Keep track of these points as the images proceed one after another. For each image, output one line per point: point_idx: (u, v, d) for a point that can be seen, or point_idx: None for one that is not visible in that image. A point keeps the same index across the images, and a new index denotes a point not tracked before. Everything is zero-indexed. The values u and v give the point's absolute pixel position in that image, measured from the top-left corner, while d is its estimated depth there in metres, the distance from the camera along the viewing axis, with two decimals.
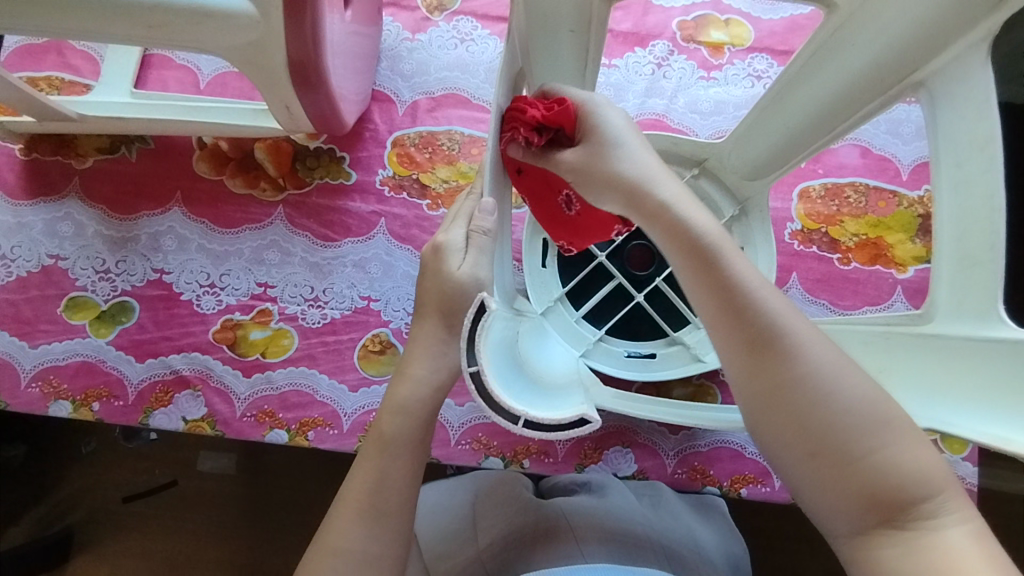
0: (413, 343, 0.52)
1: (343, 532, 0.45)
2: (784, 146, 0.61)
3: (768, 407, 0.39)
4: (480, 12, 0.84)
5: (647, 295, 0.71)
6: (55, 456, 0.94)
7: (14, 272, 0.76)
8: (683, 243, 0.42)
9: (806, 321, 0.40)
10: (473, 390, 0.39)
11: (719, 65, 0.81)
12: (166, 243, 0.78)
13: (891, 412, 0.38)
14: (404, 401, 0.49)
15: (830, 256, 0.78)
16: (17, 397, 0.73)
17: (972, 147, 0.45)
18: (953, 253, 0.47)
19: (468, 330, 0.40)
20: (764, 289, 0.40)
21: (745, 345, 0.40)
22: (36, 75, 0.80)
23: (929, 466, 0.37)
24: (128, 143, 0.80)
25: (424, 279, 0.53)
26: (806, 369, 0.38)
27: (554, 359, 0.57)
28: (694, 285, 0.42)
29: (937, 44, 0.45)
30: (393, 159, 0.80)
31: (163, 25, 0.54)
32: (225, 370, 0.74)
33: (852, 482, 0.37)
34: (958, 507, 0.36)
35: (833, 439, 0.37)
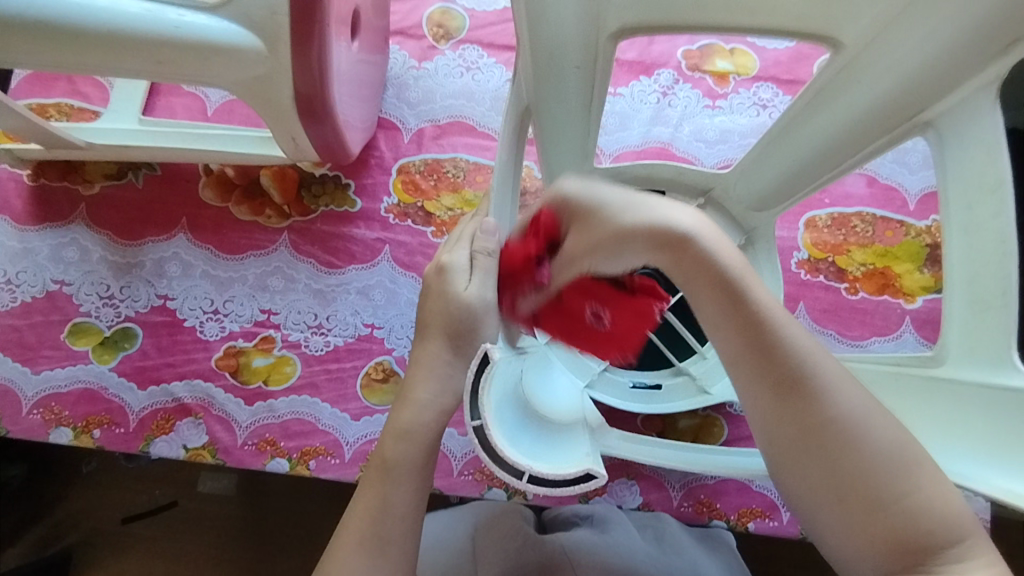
0: (415, 365, 0.49)
1: (344, 564, 0.44)
2: (786, 183, 0.61)
3: (799, 447, 0.37)
4: (486, 41, 0.84)
5: (651, 325, 0.70)
6: (55, 478, 0.93)
7: (19, 297, 0.76)
8: (710, 278, 0.39)
9: (833, 360, 0.39)
10: (476, 444, 0.39)
11: (725, 94, 0.82)
12: (171, 269, 0.78)
13: (919, 454, 0.37)
14: (406, 426, 0.47)
15: (837, 286, 0.77)
16: (19, 424, 0.73)
17: (981, 189, 0.44)
18: (964, 292, 0.46)
19: (471, 383, 0.40)
20: (794, 329, 0.39)
21: (775, 385, 0.38)
22: (45, 102, 0.80)
23: (953, 510, 0.36)
24: (136, 169, 0.80)
25: (427, 305, 0.51)
26: (835, 412, 0.37)
27: (561, 398, 0.56)
28: (721, 325, 0.39)
29: (944, 86, 0.45)
30: (398, 187, 0.80)
31: (173, 60, 0.54)
32: (227, 398, 0.74)
33: (880, 523, 0.36)
34: (980, 550, 0.36)
35: (862, 480, 0.36)
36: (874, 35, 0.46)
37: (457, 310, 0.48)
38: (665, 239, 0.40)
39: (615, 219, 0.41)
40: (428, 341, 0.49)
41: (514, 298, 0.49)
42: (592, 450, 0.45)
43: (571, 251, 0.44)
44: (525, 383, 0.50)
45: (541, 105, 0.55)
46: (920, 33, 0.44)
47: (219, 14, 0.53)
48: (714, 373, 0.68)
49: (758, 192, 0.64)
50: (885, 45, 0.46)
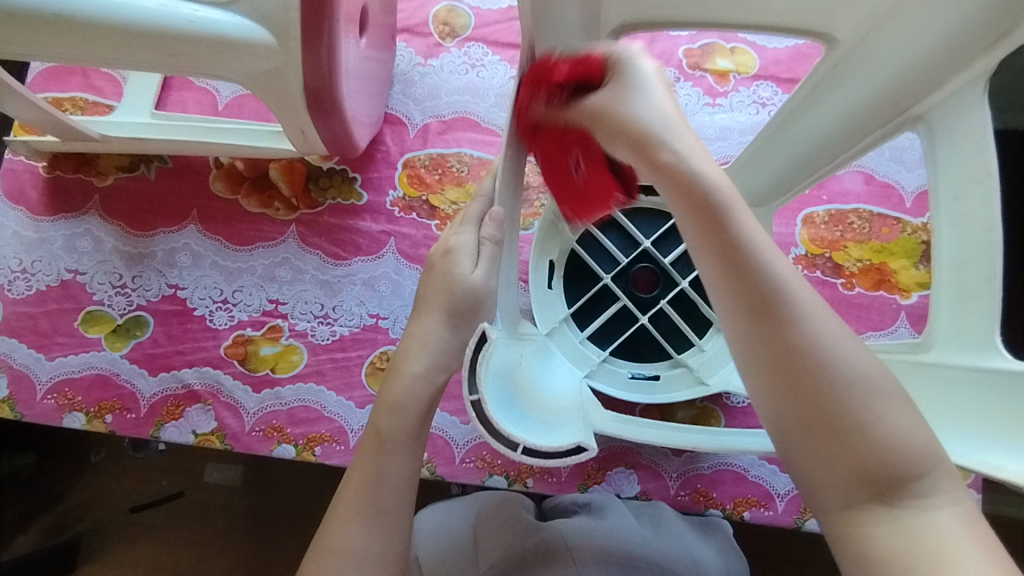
0: (410, 339, 0.51)
1: (346, 535, 0.46)
2: (785, 176, 0.62)
3: (769, 370, 0.38)
4: (491, 38, 0.86)
5: (650, 317, 0.72)
6: (66, 465, 0.95)
7: (34, 285, 0.78)
8: (689, 194, 0.40)
9: (813, 291, 0.39)
10: (473, 418, 0.41)
11: (725, 92, 0.83)
12: (181, 260, 0.80)
13: (890, 385, 0.37)
14: (399, 400, 0.49)
15: (833, 281, 0.78)
16: (33, 408, 0.75)
17: (968, 180, 0.46)
18: (951, 283, 0.47)
19: (470, 359, 0.41)
20: (770, 252, 0.39)
21: (746, 308, 0.38)
22: (60, 96, 0.82)
23: (924, 447, 0.36)
24: (148, 162, 0.82)
25: (430, 281, 0.53)
26: (809, 339, 0.37)
27: (553, 381, 0.58)
28: (700, 243, 0.40)
29: (931, 80, 0.46)
30: (403, 181, 0.82)
31: (186, 54, 0.56)
32: (235, 385, 0.76)
33: (846, 452, 0.36)
34: (948, 488, 0.36)
35: (830, 408, 0.36)
36: (866, 31, 0.48)
37: (460, 292, 0.51)
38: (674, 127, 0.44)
39: (621, 115, 0.44)
40: (426, 315, 0.52)
41: (533, 97, 0.49)
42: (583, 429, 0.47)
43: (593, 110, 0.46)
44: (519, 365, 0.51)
45: None
46: (912, 28, 0.45)
47: (232, 9, 0.55)
48: (712, 364, 0.70)
49: (756, 186, 0.65)
50: (878, 41, 0.47)
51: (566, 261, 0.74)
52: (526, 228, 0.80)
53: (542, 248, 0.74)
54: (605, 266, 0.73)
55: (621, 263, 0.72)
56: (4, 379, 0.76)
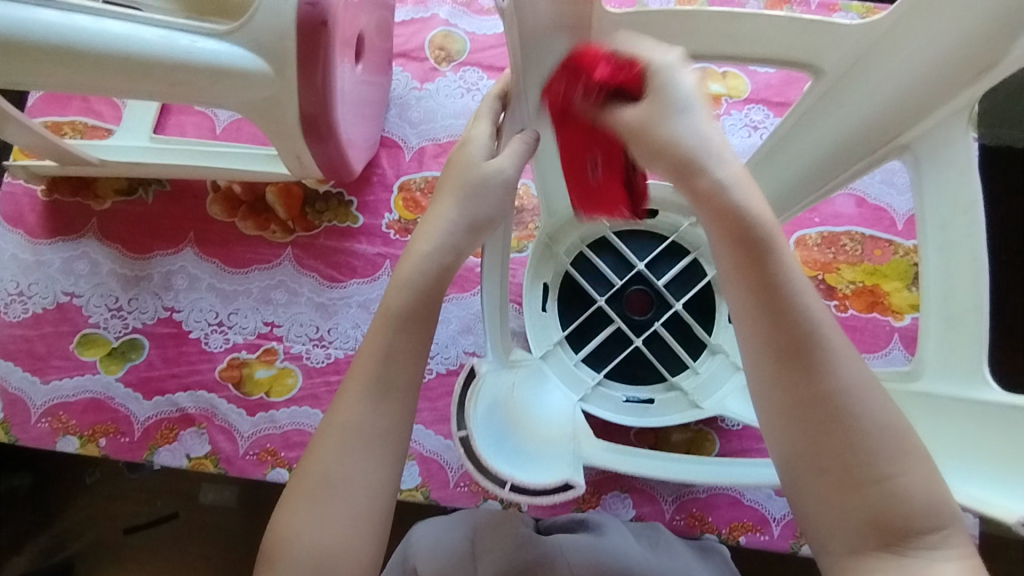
0: (425, 220, 0.45)
1: (353, 411, 0.43)
2: (774, 204, 0.61)
3: (792, 411, 0.38)
4: (486, 63, 0.86)
5: (644, 340, 0.73)
6: (60, 486, 0.95)
7: (31, 308, 0.79)
8: (742, 235, 0.38)
9: (846, 340, 0.39)
10: (463, 455, 0.52)
11: (717, 115, 0.84)
12: (178, 282, 0.80)
13: (912, 437, 0.37)
14: (408, 276, 0.44)
15: (826, 303, 0.79)
16: (28, 431, 0.75)
17: (957, 209, 0.46)
18: (941, 309, 0.48)
19: (458, 408, 0.53)
20: (809, 296, 0.38)
21: (777, 350, 0.38)
22: (60, 120, 0.83)
23: (938, 502, 0.36)
24: (146, 186, 0.83)
25: (445, 175, 0.46)
26: (833, 386, 0.37)
27: (551, 405, 0.63)
28: (737, 278, 0.39)
29: (919, 111, 0.47)
30: (399, 204, 0.82)
31: (184, 83, 0.57)
32: (230, 408, 0.76)
33: (860, 500, 0.36)
34: (955, 543, 0.36)
35: (848, 456, 0.36)
36: (855, 60, 0.47)
37: (483, 178, 0.44)
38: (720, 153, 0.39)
39: (671, 129, 0.38)
40: (441, 196, 0.45)
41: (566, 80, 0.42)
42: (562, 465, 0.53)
43: (632, 125, 0.40)
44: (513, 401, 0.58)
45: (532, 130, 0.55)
46: (902, 55, 0.45)
47: (229, 39, 0.56)
48: (707, 387, 0.70)
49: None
50: (868, 68, 0.47)
51: (561, 283, 0.75)
52: (520, 251, 0.80)
53: (537, 271, 0.74)
54: (600, 289, 0.74)
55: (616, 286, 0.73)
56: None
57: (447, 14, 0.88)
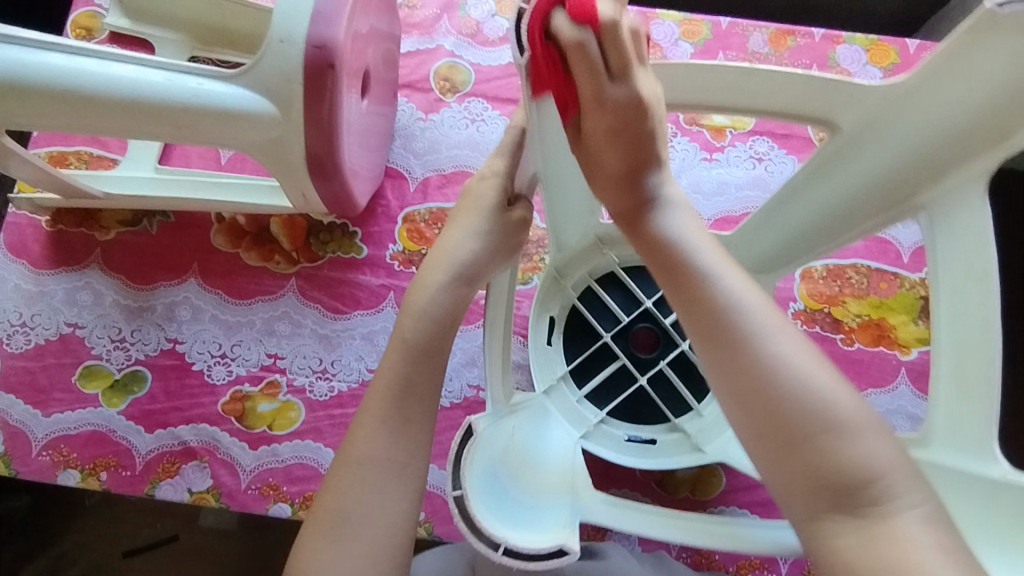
0: (437, 252, 0.50)
1: (367, 443, 0.45)
2: (790, 245, 0.62)
3: (726, 386, 0.39)
4: (491, 94, 0.87)
5: (649, 379, 0.72)
6: (60, 508, 0.94)
7: (33, 340, 0.78)
8: (652, 241, 0.44)
9: (770, 308, 0.40)
10: (456, 515, 0.42)
11: (722, 147, 0.84)
12: (181, 314, 0.80)
13: (842, 393, 0.37)
14: (424, 308, 0.47)
15: (833, 336, 0.78)
16: (28, 464, 0.75)
17: (969, 276, 0.46)
18: (951, 379, 0.46)
19: (456, 452, 0.44)
20: (724, 272, 0.41)
21: (701, 330, 0.40)
22: (65, 150, 0.83)
23: (883, 455, 0.36)
24: (150, 216, 0.83)
25: (461, 205, 0.51)
26: (761, 355, 0.38)
27: (546, 458, 0.57)
28: (659, 269, 0.43)
29: (932, 173, 0.47)
30: (403, 235, 0.82)
31: (191, 125, 0.57)
32: (232, 442, 0.75)
33: (803, 463, 0.37)
34: (907, 492, 0.36)
35: (786, 421, 0.37)
36: (868, 122, 0.48)
37: (494, 228, 0.49)
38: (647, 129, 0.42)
39: None
40: (454, 231, 0.50)
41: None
42: (567, 526, 0.45)
43: None
44: (510, 453, 0.51)
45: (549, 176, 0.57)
46: (913, 122, 0.46)
47: (237, 82, 0.56)
48: (710, 431, 0.69)
49: (760, 253, 0.65)
50: (882, 130, 0.48)
51: (566, 316, 0.75)
52: (525, 282, 0.80)
53: (543, 303, 0.74)
54: (605, 325, 0.74)
55: (624, 323, 0.72)
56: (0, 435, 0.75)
57: (452, 45, 0.88)
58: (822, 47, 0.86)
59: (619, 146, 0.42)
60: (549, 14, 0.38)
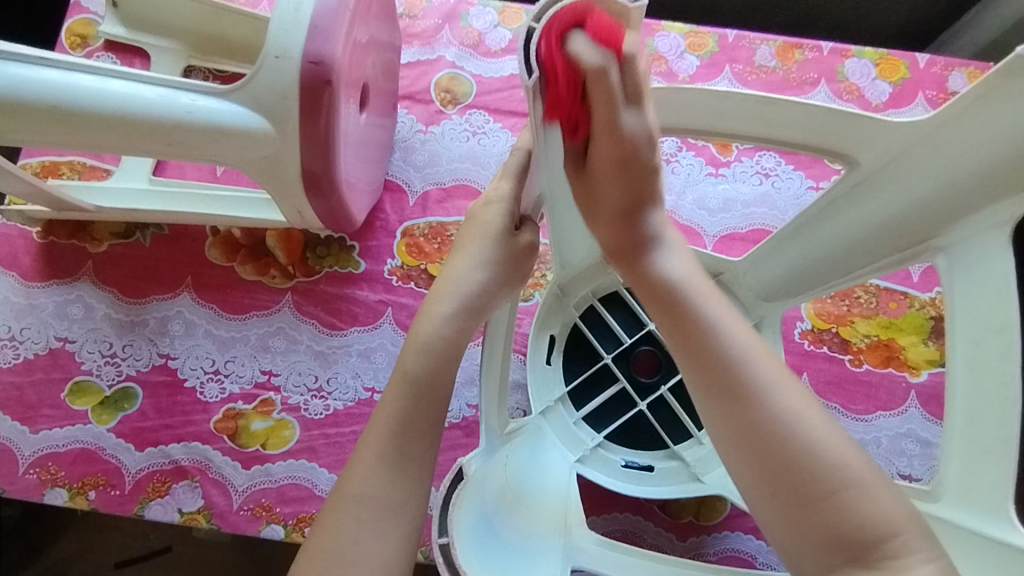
0: (442, 280, 0.48)
1: (366, 482, 0.42)
2: (798, 278, 0.61)
3: (733, 439, 0.39)
4: (492, 106, 0.85)
5: (649, 404, 0.71)
6: (52, 517, 0.92)
7: (22, 354, 0.76)
8: (655, 290, 0.45)
9: (774, 360, 0.41)
10: (441, 563, 0.40)
11: (727, 162, 0.82)
12: (174, 328, 0.78)
13: (847, 447, 0.38)
14: (428, 338, 0.45)
15: (841, 357, 0.76)
16: (14, 483, 0.73)
17: (989, 330, 0.43)
18: (965, 433, 0.44)
19: (443, 496, 0.42)
20: (729, 325, 0.42)
21: (706, 384, 0.41)
22: (58, 160, 0.82)
23: (888, 508, 0.37)
24: (144, 228, 0.81)
25: (465, 230, 0.49)
26: (766, 409, 0.39)
27: (539, 495, 0.54)
28: (665, 322, 0.44)
29: (951, 213, 0.46)
30: (401, 249, 0.80)
31: (183, 142, 0.55)
32: (224, 461, 0.73)
33: (815, 518, 0.37)
34: (918, 547, 0.36)
35: (796, 476, 0.37)
36: (890, 157, 0.47)
37: (504, 255, 0.48)
38: (648, 170, 0.44)
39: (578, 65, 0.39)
40: (460, 258, 0.48)
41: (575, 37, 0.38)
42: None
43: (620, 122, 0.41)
44: (499, 495, 0.48)
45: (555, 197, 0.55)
46: (936, 159, 0.45)
47: (230, 98, 0.54)
48: (709, 461, 0.67)
49: (770, 282, 0.65)
50: (902, 168, 0.47)
51: (568, 334, 0.73)
52: (527, 299, 0.78)
53: (545, 321, 0.72)
54: (607, 347, 0.72)
55: (626, 345, 0.71)
56: None
57: (454, 56, 0.86)
58: (831, 61, 0.84)
59: (622, 182, 0.44)
60: (564, 37, 0.38)
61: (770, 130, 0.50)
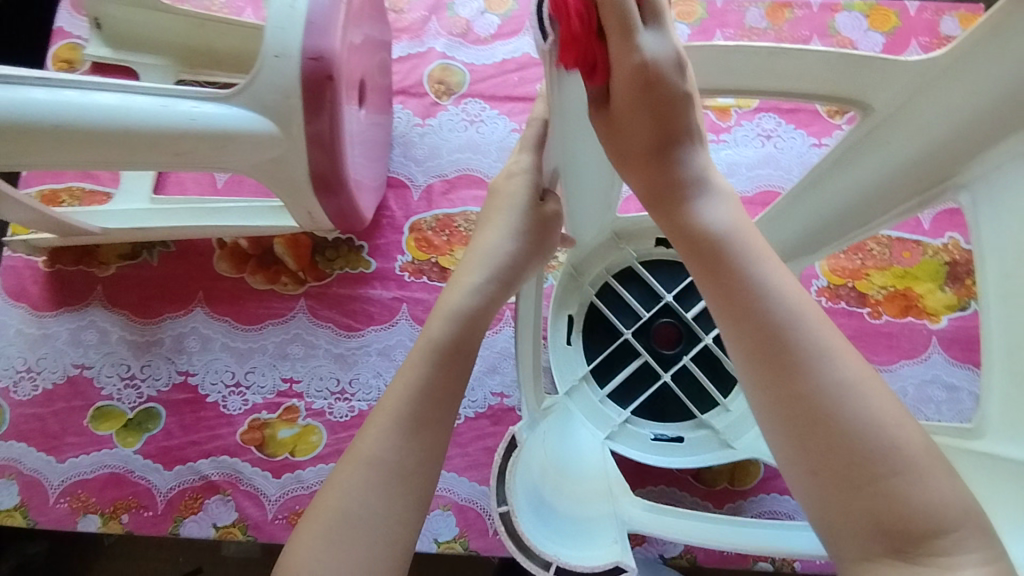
0: (470, 254, 0.47)
1: (379, 446, 0.41)
2: (815, 233, 0.61)
3: (773, 400, 0.35)
4: (488, 93, 0.85)
5: (673, 375, 0.71)
6: (76, 551, 0.91)
7: (40, 385, 0.76)
8: (693, 238, 0.40)
9: (826, 321, 0.36)
10: (503, 532, 0.42)
11: (728, 127, 0.82)
12: (190, 344, 0.77)
13: (908, 427, 0.33)
14: (455, 309, 0.44)
15: (859, 311, 0.76)
16: (46, 514, 0.72)
17: (1021, 260, 0.43)
18: (1005, 366, 0.45)
19: (499, 465, 0.44)
20: (779, 282, 0.37)
21: (750, 339, 0.36)
22: (57, 188, 0.81)
23: (946, 499, 0.32)
24: (150, 248, 0.80)
25: (490, 203, 0.49)
26: (812, 373, 0.34)
27: (581, 466, 0.55)
28: (705, 274, 0.39)
29: (970, 148, 0.46)
30: (410, 245, 0.80)
31: (187, 152, 0.55)
32: (254, 471, 0.73)
33: (853, 496, 0.33)
34: (978, 548, 0.31)
35: (840, 448, 0.33)
36: (904, 99, 0.47)
37: (530, 225, 0.47)
38: (673, 109, 0.41)
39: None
40: (490, 229, 0.47)
41: None
42: (618, 542, 0.44)
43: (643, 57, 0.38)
44: (546, 469, 0.49)
45: (568, 169, 0.54)
46: (951, 97, 0.45)
47: (232, 102, 0.54)
48: (738, 426, 0.67)
49: (783, 241, 0.64)
50: (916, 109, 0.47)
51: (586, 314, 0.73)
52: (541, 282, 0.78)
53: (561, 302, 0.72)
54: (626, 322, 0.72)
55: (645, 319, 0.71)
56: (15, 486, 0.73)
57: (444, 46, 0.86)
58: (822, 17, 0.84)
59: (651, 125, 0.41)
60: None
61: (781, 85, 0.49)
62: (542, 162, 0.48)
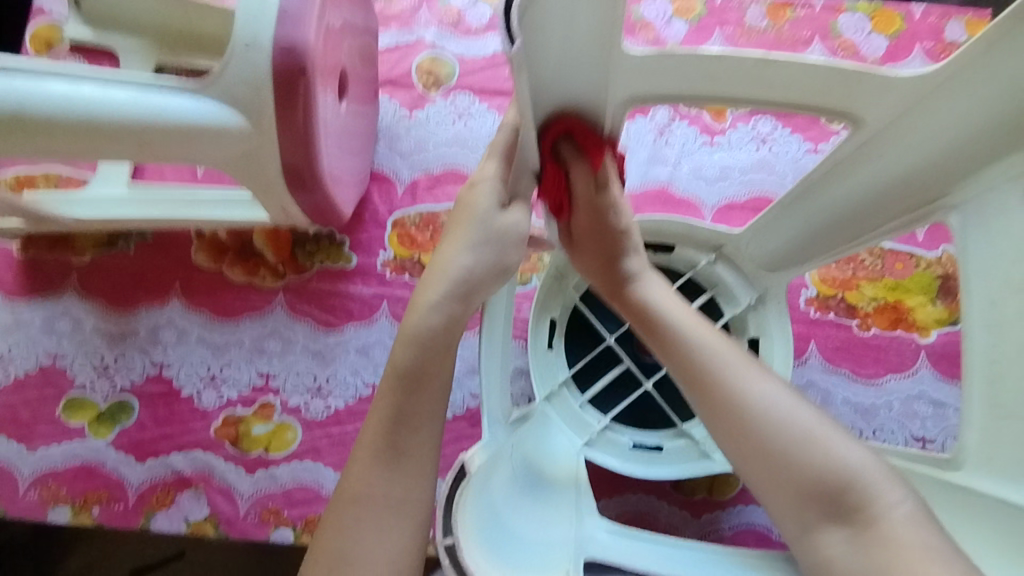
0: (432, 270, 0.46)
1: (367, 483, 0.41)
2: (801, 244, 0.59)
3: (715, 423, 0.45)
4: (477, 86, 0.82)
5: (655, 382, 0.69)
6: None
7: (12, 373, 0.75)
8: (637, 304, 0.52)
9: (739, 351, 0.47)
10: (447, 565, 0.40)
11: (722, 130, 0.80)
12: (166, 336, 0.76)
13: (811, 418, 0.43)
14: (415, 332, 0.44)
15: (848, 322, 0.75)
16: (17, 503, 0.71)
17: None
18: (984, 397, 0.43)
19: (446, 497, 0.43)
20: (698, 329, 0.48)
21: (689, 381, 0.47)
22: (32, 171, 0.79)
23: (856, 463, 0.41)
24: (127, 236, 0.79)
25: (454, 217, 0.48)
26: (734, 392, 0.45)
27: (552, 482, 0.54)
28: (650, 332, 0.50)
29: (959, 169, 0.45)
30: (393, 240, 0.78)
31: (153, 144, 0.53)
32: (227, 467, 0.72)
33: (789, 482, 0.42)
34: (886, 494, 0.40)
35: (772, 449, 0.43)
36: (897, 115, 0.45)
37: (491, 239, 0.46)
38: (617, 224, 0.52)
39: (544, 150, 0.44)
40: (450, 244, 0.46)
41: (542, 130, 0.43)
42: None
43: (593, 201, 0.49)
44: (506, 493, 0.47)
45: None
46: (945, 116, 0.43)
47: (202, 93, 0.52)
48: None
49: (772, 250, 0.63)
50: (908, 127, 0.45)
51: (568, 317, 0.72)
52: (525, 283, 0.76)
53: (544, 304, 0.70)
54: (609, 327, 0.71)
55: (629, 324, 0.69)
56: None
57: (433, 36, 0.84)
58: (824, 17, 0.81)
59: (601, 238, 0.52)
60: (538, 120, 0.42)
61: (767, 94, 0.47)
62: (510, 174, 0.48)
